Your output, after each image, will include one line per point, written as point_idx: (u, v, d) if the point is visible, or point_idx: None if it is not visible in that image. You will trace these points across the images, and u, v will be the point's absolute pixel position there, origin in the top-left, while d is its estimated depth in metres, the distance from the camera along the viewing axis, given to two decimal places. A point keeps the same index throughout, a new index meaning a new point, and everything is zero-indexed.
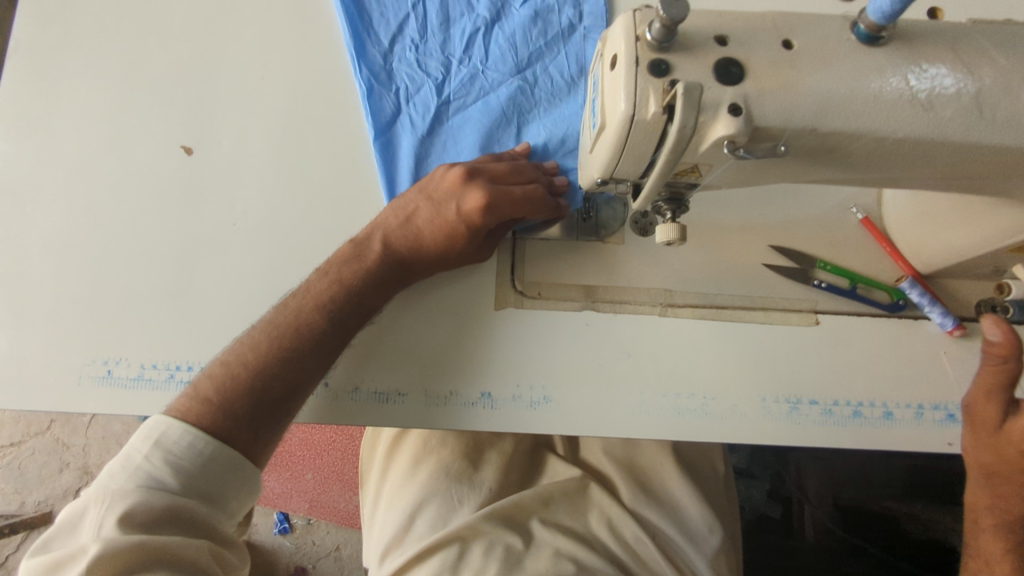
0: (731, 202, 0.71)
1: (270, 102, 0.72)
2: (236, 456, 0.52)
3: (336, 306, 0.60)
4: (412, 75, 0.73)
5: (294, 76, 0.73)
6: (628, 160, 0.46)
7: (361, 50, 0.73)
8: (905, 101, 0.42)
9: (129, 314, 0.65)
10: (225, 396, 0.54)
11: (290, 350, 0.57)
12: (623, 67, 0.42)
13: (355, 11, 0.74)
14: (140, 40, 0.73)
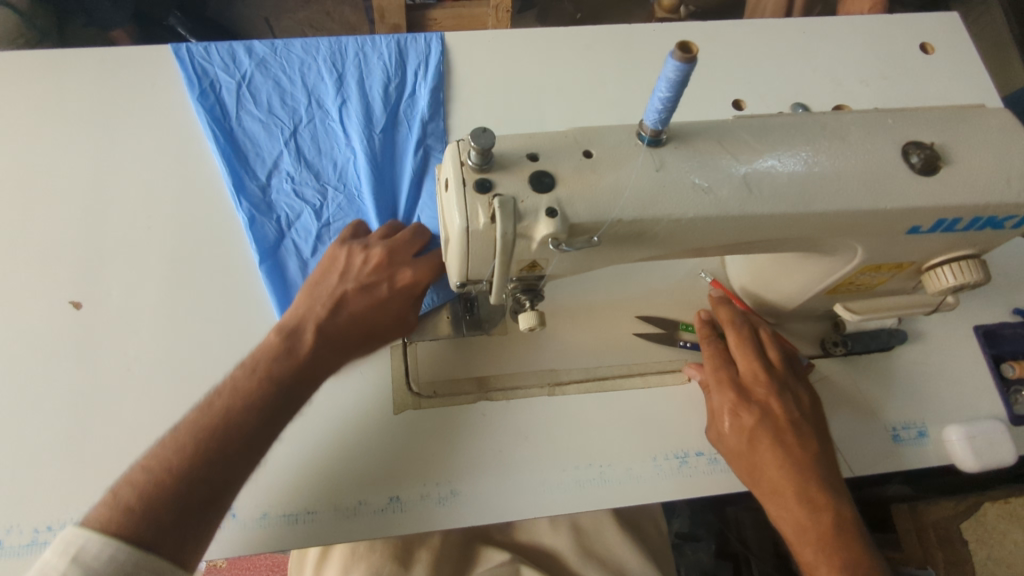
0: (598, 282, 0.78)
1: (157, 248, 0.76)
2: (161, 562, 0.51)
3: (265, 402, 0.60)
4: (289, 203, 0.80)
5: (179, 222, 0.77)
6: (475, 264, 0.52)
7: (240, 187, 0.79)
8: (689, 188, 0.52)
9: (20, 478, 0.64)
10: (147, 505, 0.53)
11: (215, 452, 0.57)
12: (454, 189, 0.49)
13: (231, 154, 0.81)
14: (23, 207, 0.77)
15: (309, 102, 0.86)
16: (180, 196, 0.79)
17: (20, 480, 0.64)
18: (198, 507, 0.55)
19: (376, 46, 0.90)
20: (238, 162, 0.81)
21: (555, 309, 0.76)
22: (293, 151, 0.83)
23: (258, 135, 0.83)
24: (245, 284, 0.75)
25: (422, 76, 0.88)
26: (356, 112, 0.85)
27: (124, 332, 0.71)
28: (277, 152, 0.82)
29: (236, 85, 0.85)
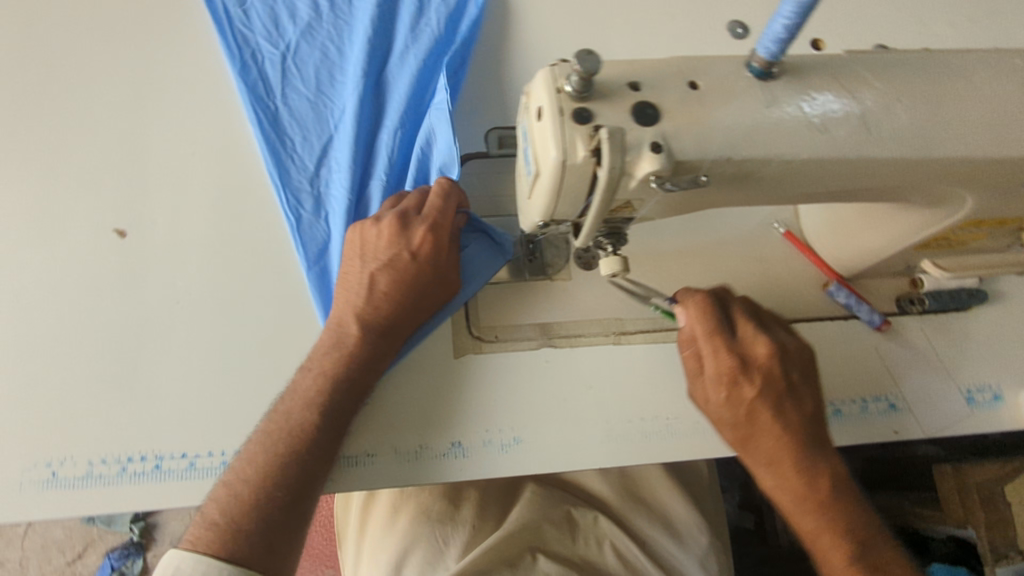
0: (669, 228, 0.74)
1: (203, 179, 0.72)
2: (256, 574, 0.53)
3: (323, 396, 0.60)
4: (314, 138, 0.74)
5: (224, 152, 0.73)
6: (565, 202, 0.48)
7: (274, 142, 0.73)
8: (803, 127, 0.47)
9: (71, 410, 0.62)
10: (231, 518, 0.55)
11: (285, 454, 0.57)
12: (549, 118, 0.45)
13: (264, 105, 0.74)
14: (60, 128, 0.72)
15: (340, 29, 0.80)
16: (206, 128, 0.74)
17: (72, 412, 0.62)
18: (289, 498, 0.57)
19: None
20: (261, 93, 0.75)
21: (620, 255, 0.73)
22: (320, 82, 0.77)
23: (284, 65, 0.77)
24: (284, 250, 0.70)
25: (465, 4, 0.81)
26: (388, 38, 0.78)
27: (170, 264, 0.68)
28: (302, 83, 0.76)
29: (262, 10, 0.79)
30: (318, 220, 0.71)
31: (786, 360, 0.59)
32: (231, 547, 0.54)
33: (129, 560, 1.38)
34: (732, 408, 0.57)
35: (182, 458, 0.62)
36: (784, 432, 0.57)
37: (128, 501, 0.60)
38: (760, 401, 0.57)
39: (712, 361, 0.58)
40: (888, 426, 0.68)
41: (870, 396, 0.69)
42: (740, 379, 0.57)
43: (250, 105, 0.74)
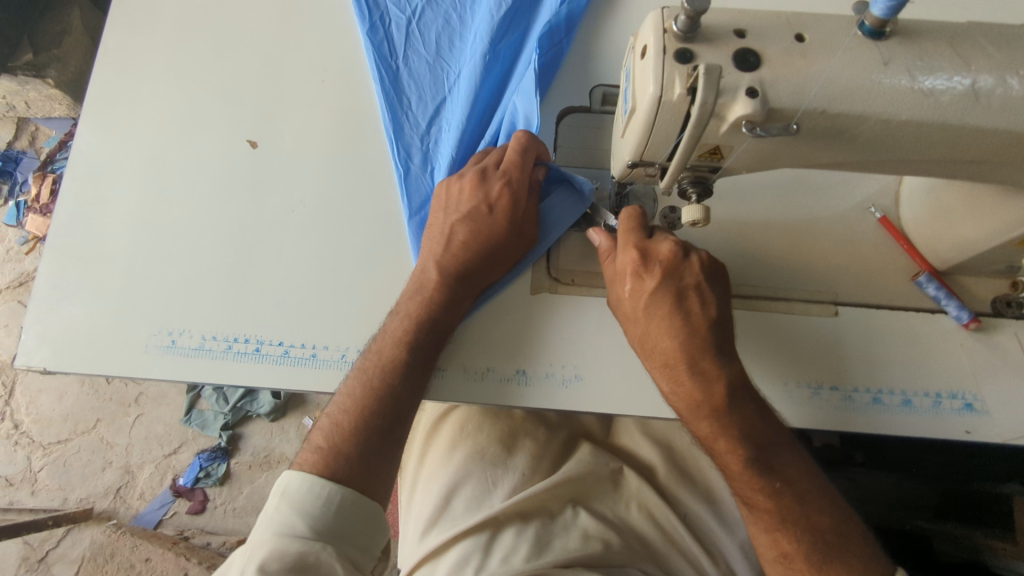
0: (755, 201, 0.75)
1: (326, 108, 0.79)
2: (358, 496, 0.60)
3: (413, 336, 0.65)
4: (428, 95, 0.80)
5: (348, 88, 0.81)
6: (657, 140, 0.51)
7: (388, 93, 0.79)
8: (907, 88, 0.47)
9: (194, 290, 0.71)
10: (333, 442, 0.63)
11: (381, 386, 0.64)
12: (651, 56, 0.48)
13: (380, 58, 0.80)
14: (214, 48, 0.82)
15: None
16: (330, 72, 0.81)
17: (195, 292, 0.71)
18: (382, 421, 0.64)
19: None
20: (381, 45, 0.81)
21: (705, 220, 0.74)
22: (436, 39, 0.82)
23: (405, 21, 0.82)
24: (386, 191, 0.76)
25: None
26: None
27: (290, 177, 0.76)
28: (420, 39, 0.82)
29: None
30: (424, 173, 0.77)
31: (687, 265, 0.63)
32: (331, 462, 0.62)
33: (215, 462, 1.54)
34: (635, 301, 0.63)
35: (277, 346, 0.69)
36: (679, 324, 0.61)
37: (229, 375, 0.68)
38: (652, 291, 0.63)
39: (621, 257, 0.65)
40: (957, 425, 0.66)
41: (946, 392, 0.67)
42: (645, 274, 0.63)
43: (372, 60, 0.80)
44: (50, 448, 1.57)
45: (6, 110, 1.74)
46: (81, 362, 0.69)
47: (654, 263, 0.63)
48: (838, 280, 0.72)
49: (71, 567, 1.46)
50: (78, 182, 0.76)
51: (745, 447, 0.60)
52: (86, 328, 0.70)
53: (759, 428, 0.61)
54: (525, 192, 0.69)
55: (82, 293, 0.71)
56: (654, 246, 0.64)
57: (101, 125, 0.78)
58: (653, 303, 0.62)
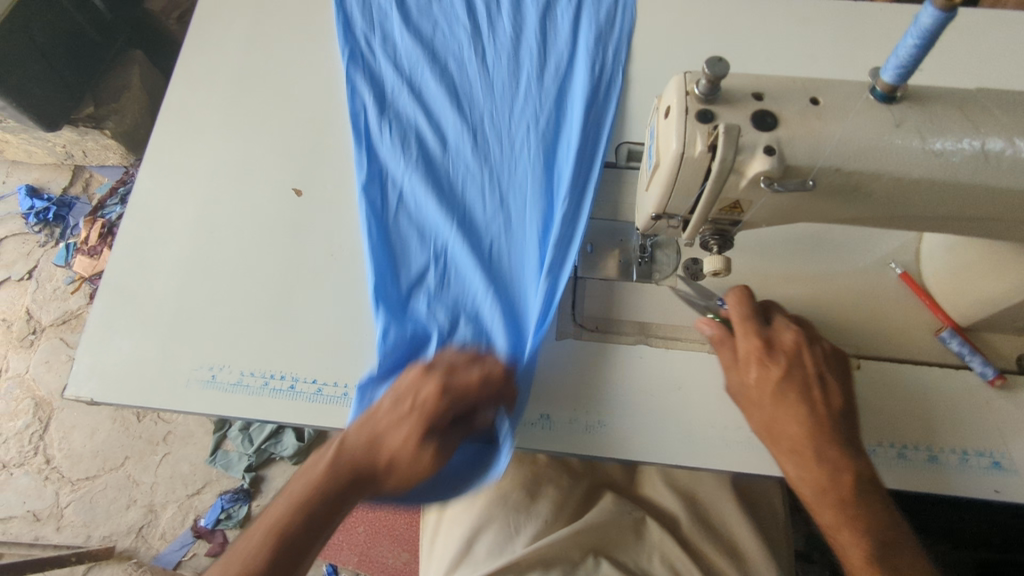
0: (777, 254, 0.77)
1: (326, 185, 0.82)
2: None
3: (341, 457, 0.60)
4: (416, 173, 0.81)
5: (340, 166, 0.84)
6: (679, 193, 0.54)
7: (375, 173, 0.81)
8: (919, 149, 0.49)
9: (239, 334, 0.75)
10: (241, 552, 0.56)
11: (311, 506, 0.59)
12: (674, 116, 0.51)
13: (371, 139, 0.84)
14: (265, 104, 0.88)
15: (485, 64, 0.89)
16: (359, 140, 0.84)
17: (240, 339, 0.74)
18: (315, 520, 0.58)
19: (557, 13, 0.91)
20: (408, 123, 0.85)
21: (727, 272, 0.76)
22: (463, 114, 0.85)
23: (404, 104, 0.86)
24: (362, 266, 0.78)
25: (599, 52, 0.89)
26: (523, 82, 0.87)
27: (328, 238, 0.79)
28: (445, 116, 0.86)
29: (419, 49, 0.91)
30: (408, 248, 0.77)
31: (808, 352, 0.64)
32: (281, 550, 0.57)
33: (237, 504, 1.55)
34: (759, 389, 0.62)
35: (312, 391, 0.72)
36: (806, 410, 0.61)
37: (264, 409, 0.71)
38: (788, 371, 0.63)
39: (743, 343, 0.65)
40: (986, 484, 0.65)
41: (974, 449, 0.67)
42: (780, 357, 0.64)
43: (364, 140, 0.83)
44: (78, 484, 1.60)
45: (63, 158, 1.85)
46: (128, 395, 0.73)
47: (786, 350, 0.64)
48: (861, 333, 0.73)
49: None
50: (135, 224, 0.81)
51: (870, 541, 0.58)
52: (135, 361, 0.75)
53: (873, 515, 0.59)
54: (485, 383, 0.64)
55: (133, 328, 0.76)
56: (771, 331, 0.65)
57: (159, 172, 0.84)
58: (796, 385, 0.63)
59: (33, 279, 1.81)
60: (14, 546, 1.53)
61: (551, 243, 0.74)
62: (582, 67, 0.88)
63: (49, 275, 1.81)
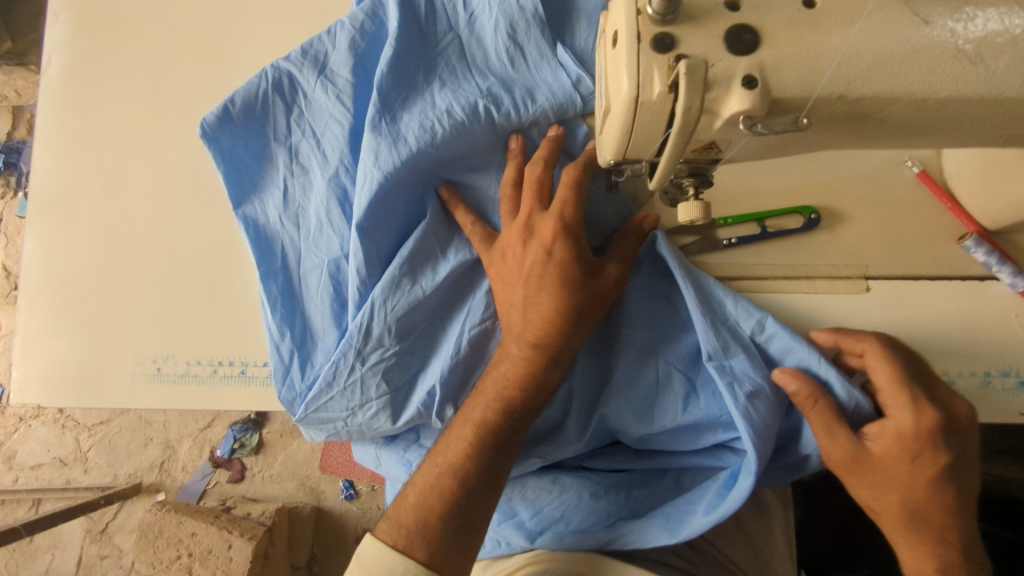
0: (770, 162, 0.66)
1: (140, 246, 0.70)
2: (456, 546, 0.54)
3: (455, 489, 0.55)
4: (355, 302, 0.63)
5: (125, 211, 0.71)
6: (639, 142, 0.42)
7: (343, 210, 0.65)
8: (950, 56, 0.37)
9: (338, 220, 0.65)
10: (425, 523, 0.55)
11: (461, 484, 0.55)
12: (625, 44, 0.39)
13: (339, 200, 0.65)
14: (159, 43, 0.74)
15: None
16: (342, 224, 0.65)
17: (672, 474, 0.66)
18: (505, 440, 0.56)
19: (702, 324, 0.59)
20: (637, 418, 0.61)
21: (714, 191, 0.66)
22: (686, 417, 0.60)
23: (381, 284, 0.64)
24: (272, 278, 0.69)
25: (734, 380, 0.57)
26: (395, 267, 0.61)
27: (728, 319, 0.60)
28: (434, 90, 0.63)
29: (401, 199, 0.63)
30: (341, 306, 0.65)
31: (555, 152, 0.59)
32: (407, 540, 0.54)
33: (247, 433, 1.55)
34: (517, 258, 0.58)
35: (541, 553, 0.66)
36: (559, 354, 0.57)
37: (218, 400, 0.67)
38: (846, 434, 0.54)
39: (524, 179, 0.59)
40: (1010, 406, 0.59)
41: (996, 369, 0.60)
42: (922, 504, 0.54)
43: (313, 211, 0.66)
44: (93, 428, 1.62)
45: None
46: (71, 398, 0.68)
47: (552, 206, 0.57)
48: (868, 250, 0.63)
49: (129, 536, 1.57)
50: (42, 209, 0.71)
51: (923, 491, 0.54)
52: (72, 360, 0.68)
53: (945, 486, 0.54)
54: (516, 242, 0.58)
55: (63, 324, 0.69)
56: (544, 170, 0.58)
57: (55, 141, 0.72)
58: (846, 484, 0.56)
59: None
60: (48, 492, 1.59)
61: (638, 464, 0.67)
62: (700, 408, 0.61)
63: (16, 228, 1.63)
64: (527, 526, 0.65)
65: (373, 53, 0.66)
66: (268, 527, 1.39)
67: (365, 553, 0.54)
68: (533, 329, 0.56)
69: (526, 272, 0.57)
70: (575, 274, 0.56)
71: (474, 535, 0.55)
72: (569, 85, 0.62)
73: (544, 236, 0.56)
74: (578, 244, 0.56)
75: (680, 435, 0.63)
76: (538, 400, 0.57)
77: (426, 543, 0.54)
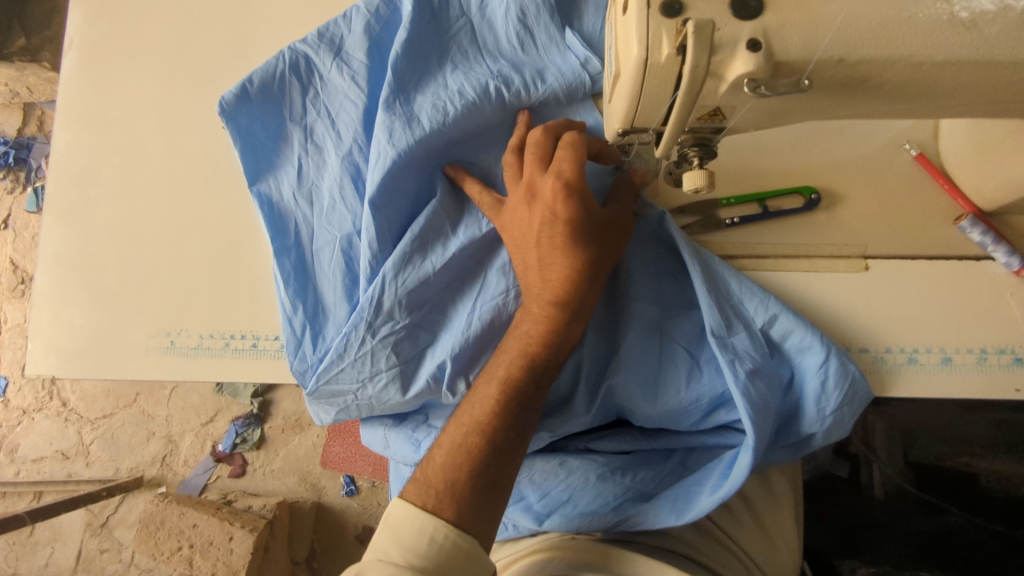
0: (772, 146, 0.68)
1: (156, 223, 0.71)
2: (482, 505, 0.54)
3: (480, 447, 0.56)
4: (367, 275, 0.63)
5: (142, 189, 0.72)
6: (647, 107, 0.44)
7: (358, 188, 0.66)
8: (944, 23, 0.39)
9: (351, 198, 0.66)
10: (450, 481, 0.55)
11: (485, 443, 0.56)
12: (635, 9, 0.41)
13: (354, 177, 0.67)
14: (178, 27, 0.76)
15: None
16: (355, 201, 0.66)
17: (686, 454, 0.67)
18: (527, 395, 0.57)
19: (705, 301, 0.59)
20: (648, 394, 0.62)
21: (716, 173, 0.67)
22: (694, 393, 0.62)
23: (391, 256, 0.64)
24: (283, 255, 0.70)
25: (737, 355, 0.58)
26: (405, 241, 0.62)
27: (733, 299, 0.61)
28: (447, 72, 0.65)
29: (413, 177, 0.65)
30: (353, 282, 0.66)
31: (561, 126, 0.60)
32: (436, 500, 0.54)
33: (250, 428, 1.55)
34: (524, 222, 0.58)
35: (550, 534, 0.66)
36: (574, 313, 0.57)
37: (230, 373, 0.68)
38: None
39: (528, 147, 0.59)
40: (1006, 383, 0.60)
41: (993, 347, 0.61)
42: None
43: (327, 189, 0.67)
44: (96, 422, 1.62)
45: (8, 95, 1.57)
46: (85, 370, 0.69)
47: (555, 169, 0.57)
48: (867, 231, 0.65)
49: (130, 530, 1.57)
50: (61, 186, 0.73)
51: None
52: (86, 333, 0.70)
53: None
54: (524, 205, 0.58)
55: (79, 298, 0.70)
56: (546, 135, 0.58)
57: (76, 121, 0.74)
58: None
59: (9, 227, 1.64)
60: (50, 484, 1.59)
61: (650, 442, 0.67)
62: (711, 383, 0.62)
63: (25, 222, 1.64)
64: (535, 509, 0.65)
65: (387, 37, 0.68)
66: (269, 520, 1.39)
67: (394, 517, 0.54)
68: (550, 285, 0.57)
69: (533, 236, 0.57)
70: (581, 232, 0.56)
71: (498, 495, 0.55)
72: (578, 65, 0.64)
73: (547, 196, 0.56)
74: (584, 202, 0.56)
75: (694, 410, 0.63)
76: (559, 355, 0.58)
77: (453, 501, 0.54)
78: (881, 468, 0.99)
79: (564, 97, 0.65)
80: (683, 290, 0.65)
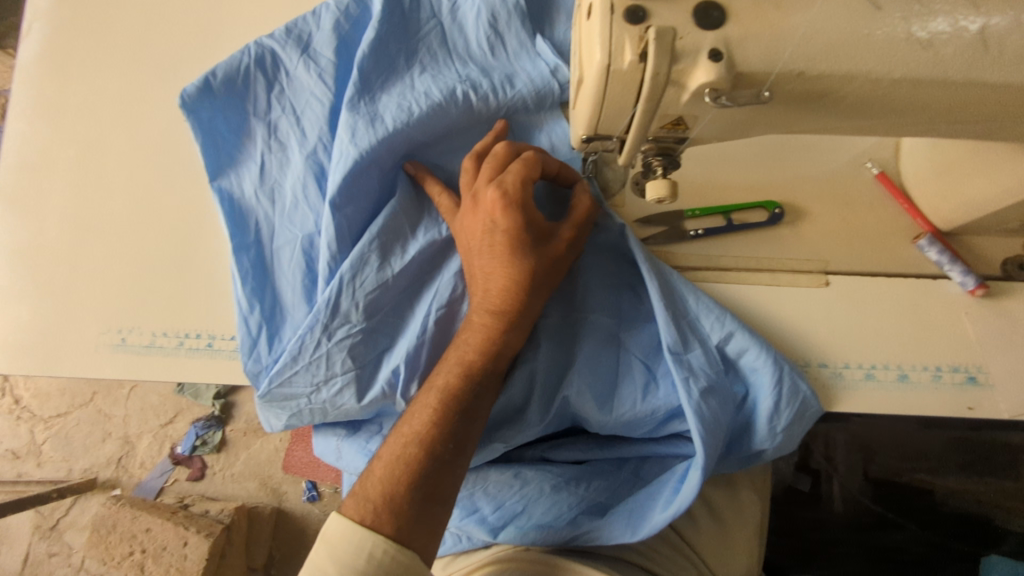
0: (738, 161, 0.69)
1: (111, 216, 0.69)
2: (422, 520, 0.53)
3: (419, 461, 0.55)
4: (324, 276, 0.62)
5: (98, 181, 0.70)
6: (609, 113, 0.44)
7: (321, 186, 0.65)
8: (902, 40, 0.40)
9: (314, 197, 0.65)
10: (391, 497, 0.53)
11: (426, 457, 0.55)
12: (599, 15, 0.41)
13: (317, 175, 0.65)
14: (143, 18, 0.74)
15: None
16: (317, 200, 0.65)
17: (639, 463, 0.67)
18: (471, 409, 0.57)
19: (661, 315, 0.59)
20: (601, 404, 0.62)
21: (683, 185, 0.68)
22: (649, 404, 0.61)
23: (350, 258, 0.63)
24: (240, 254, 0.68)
25: (689, 370, 0.58)
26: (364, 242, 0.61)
27: (690, 314, 0.61)
28: (415, 74, 0.65)
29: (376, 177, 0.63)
30: (310, 281, 0.64)
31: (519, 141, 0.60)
32: (374, 515, 0.53)
33: (211, 430, 1.52)
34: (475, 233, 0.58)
35: (503, 548, 0.65)
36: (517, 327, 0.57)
37: (182, 373, 0.66)
38: None
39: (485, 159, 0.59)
40: (961, 400, 0.61)
41: (948, 365, 0.62)
42: None
43: (289, 187, 0.66)
44: (49, 421, 1.57)
45: None
46: (28, 366, 0.66)
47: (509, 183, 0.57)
48: (828, 246, 0.66)
49: (81, 534, 1.51)
50: (12, 175, 0.71)
51: None
52: (31, 328, 0.67)
53: None
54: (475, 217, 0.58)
55: (25, 291, 0.68)
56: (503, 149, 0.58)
57: (31, 109, 0.72)
58: None
59: None
60: None
61: (603, 451, 0.67)
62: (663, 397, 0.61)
63: None
64: (489, 522, 0.63)
65: (356, 36, 0.68)
66: (226, 526, 1.35)
67: (331, 532, 0.52)
68: (494, 296, 0.57)
69: (476, 245, 0.58)
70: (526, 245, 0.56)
71: (440, 510, 0.54)
72: (547, 73, 0.64)
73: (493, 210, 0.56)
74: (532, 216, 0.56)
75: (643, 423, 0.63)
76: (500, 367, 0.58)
77: (391, 517, 0.52)
78: (840, 483, 0.99)
79: (533, 103, 0.65)
80: (640, 302, 0.64)
